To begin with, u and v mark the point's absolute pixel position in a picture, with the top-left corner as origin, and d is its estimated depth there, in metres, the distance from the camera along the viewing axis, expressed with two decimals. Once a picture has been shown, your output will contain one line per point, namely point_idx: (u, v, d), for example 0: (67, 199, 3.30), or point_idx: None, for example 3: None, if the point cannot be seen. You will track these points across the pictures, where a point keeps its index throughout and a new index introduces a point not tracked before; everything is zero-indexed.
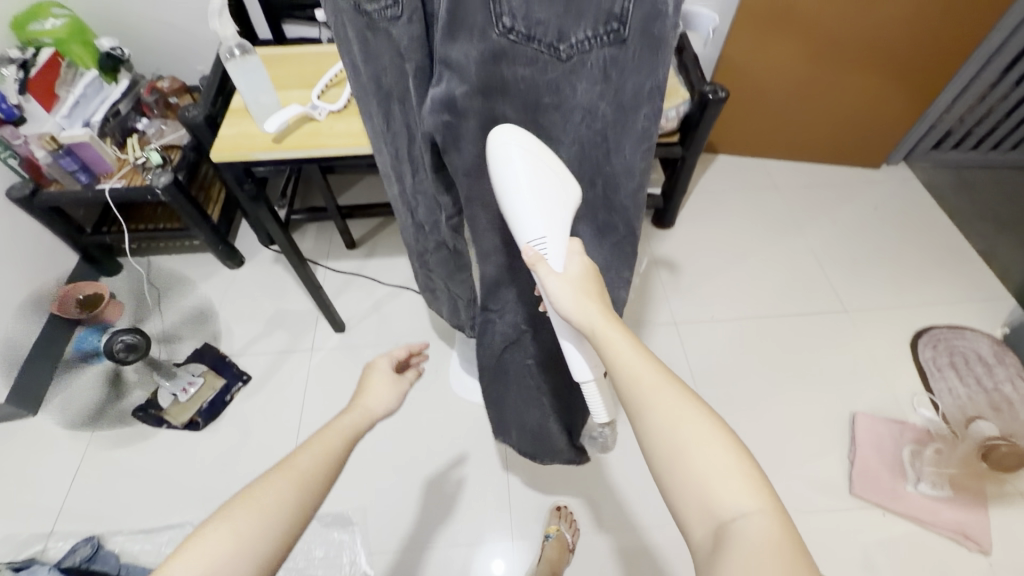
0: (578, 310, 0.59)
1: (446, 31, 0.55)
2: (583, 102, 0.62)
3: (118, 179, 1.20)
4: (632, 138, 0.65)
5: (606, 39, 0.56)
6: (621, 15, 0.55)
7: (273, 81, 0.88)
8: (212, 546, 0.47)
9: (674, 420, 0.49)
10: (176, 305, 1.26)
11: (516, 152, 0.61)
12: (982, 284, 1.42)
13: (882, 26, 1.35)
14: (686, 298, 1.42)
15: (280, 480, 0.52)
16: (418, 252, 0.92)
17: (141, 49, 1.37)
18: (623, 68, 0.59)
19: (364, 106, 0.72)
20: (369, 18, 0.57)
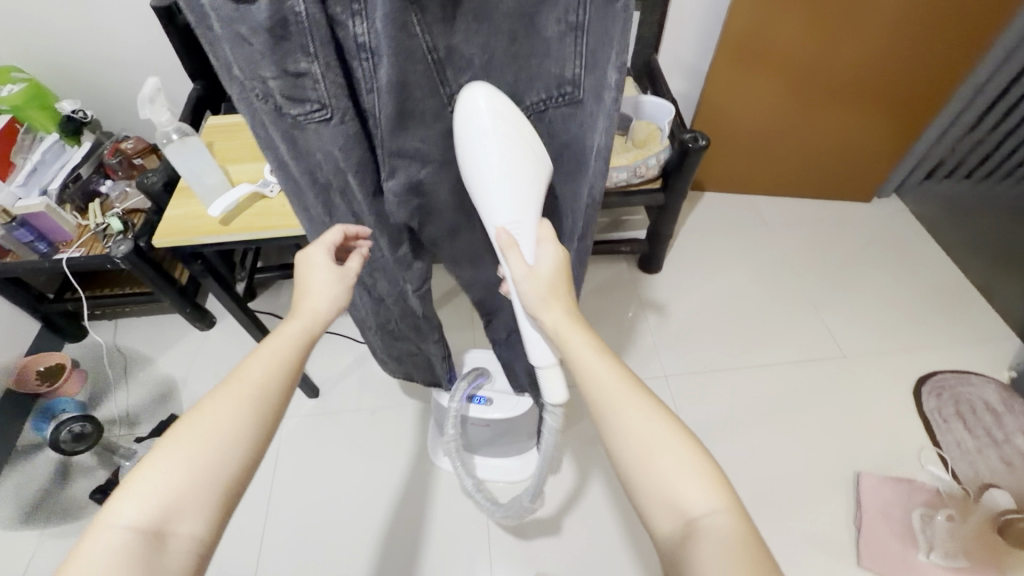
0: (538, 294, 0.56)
1: (391, 129, 0.50)
2: (548, 155, 0.61)
3: (77, 248, 1.15)
4: (587, 194, 0.61)
5: (561, 100, 0.54)
6: (574, 79, 0.52)
7: (220, 154, 0.84)
8: (169, 477, 0.46)
9: (640, 421, 0.49)
10: (145, 381, 1.25)
11: (487, 124, 0.50)
12: (983, 325, 1.37)
13: (864, 61, 1.31)
14: (677, 346, 1.36)
15: (229, 399, 0.50)
16: (380, 325, 0.85)
17: (107, 108, 1.33)
18: (579, 127, 0.56)
19: (297, 204, 0.64)
20: (292, 121, 0.50)
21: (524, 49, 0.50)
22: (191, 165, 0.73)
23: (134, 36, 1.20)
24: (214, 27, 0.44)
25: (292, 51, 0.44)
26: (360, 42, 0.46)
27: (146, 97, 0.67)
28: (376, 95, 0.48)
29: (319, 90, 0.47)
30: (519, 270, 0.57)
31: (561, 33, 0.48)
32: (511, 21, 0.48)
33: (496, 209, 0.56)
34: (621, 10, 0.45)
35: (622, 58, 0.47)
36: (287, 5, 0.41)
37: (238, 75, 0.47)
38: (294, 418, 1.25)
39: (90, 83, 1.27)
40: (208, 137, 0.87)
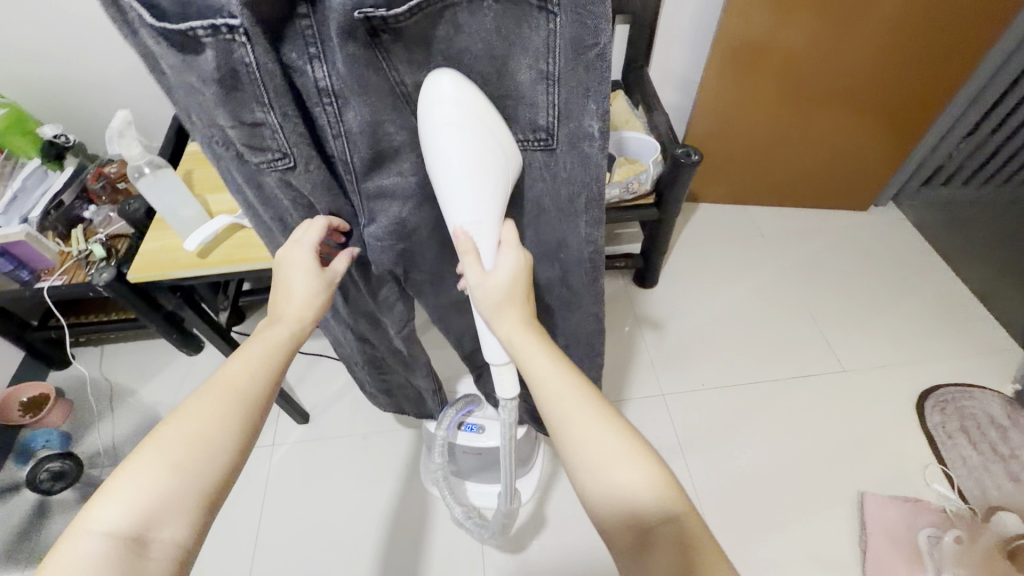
0: (491, 297, 0.52)
1: (363, 169, 0.49)
2: (531, 199, 0.57)
3: (59, 275, 1.13)
4: (576, 240, 0.57)
5: (534, 145, 0.51)
6: (547, 125, 0.49)
7: (197, 183, 0.83)
8: (151, 480, 0.44)
9: (591, 429, 0.48)
10: (130, 412, 1.22)
11: (454, 111, 0.44)
12: (984, 335, 1.35)
13: (853, 72, 1.31)
14: (673, 363, 1.33)
15: (213, 400, 0.48)
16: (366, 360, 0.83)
17: (90, 132, 1.31)
18: (558, 174, 0.52)
19: (269, 242, 0.63)
20: (255, 167, 0.49)
21: (496, 90, 0.47)
22: (168, 199, 0.73)
23: (117, 60, 1.18)
24: (169, 77, 0.43)
25: (246, 101, 0.42)
26: (321, 87, 0.44)
27: (116, 131, 0.66)
28: (342, 139, 0.47)
29: (280, 138, 0.45)
30: (475, 273, 0.51)
31: (533, 78, 0.46)
32: (481, 63, 0.45)
33: (457, 206, 0.49)
34: (596, 59, 0.41)
35: (602, 101, 0.44)
36: (236, 56, 0.39)
37: (199, 122, 0.47)
38: (283, 446, 1.22)
39: (73, 108, 1.25)
40: (187, 165, 0.85)
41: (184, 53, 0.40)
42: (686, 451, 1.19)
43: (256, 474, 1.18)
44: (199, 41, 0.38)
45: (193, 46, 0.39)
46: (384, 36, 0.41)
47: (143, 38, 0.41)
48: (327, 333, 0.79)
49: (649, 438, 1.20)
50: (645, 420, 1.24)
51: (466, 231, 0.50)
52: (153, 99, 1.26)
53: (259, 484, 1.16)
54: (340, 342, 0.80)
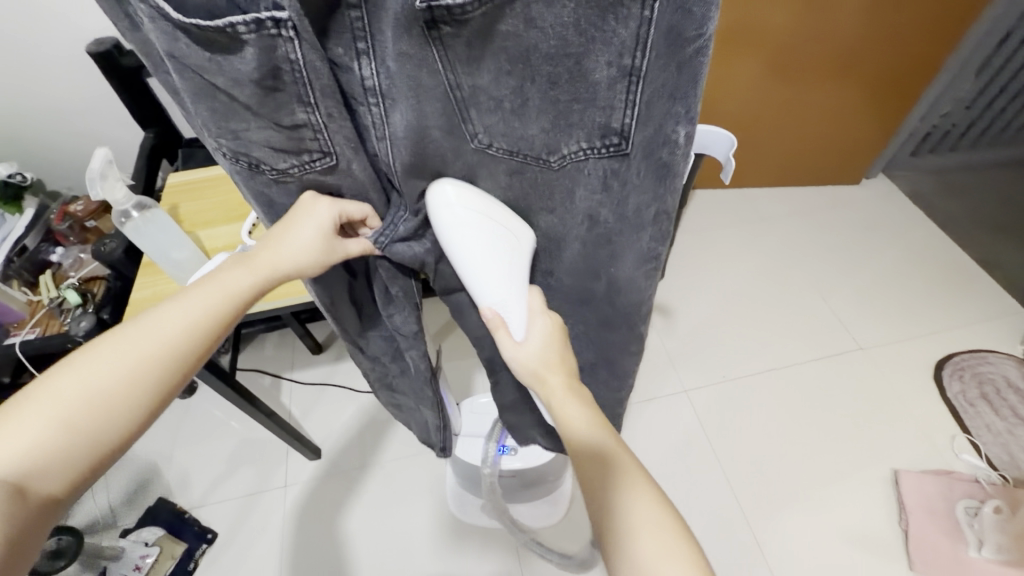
0: (529, 369, 0.50)
1: (404, 174, 0.44)
2: (582, 212, 0.48)
3: (31, 328, 1.01)
4: (633, 255, 0.49)
5: (604, 152, 0.42)
6: (622, 129, 0.40)
7: (182, 218, 0.74)
8: (42, 423, 0.37)
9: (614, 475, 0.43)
10: (121, 473, 1.13)
11: (456, 214, 0.45)
12: (989, 299, 1.37)
13: (849, 41, 1.28)
14: (692, 355, 1.30)
15: (133, 348, 0.40)
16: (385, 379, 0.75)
17: (43, 169, 1.19)
18: (626, 181, 0.43)
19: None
20: (283, 175, 0.43)
21: (565, 93, 0.38)
22: (159, 241, 0.66)
23: (73, 90, 1.07)
24: (184, 82, 0.35)
25: (286, 102, 0.37)
26: (368, 86, 0.39)
27: (96, 174, 0.60)
28: (388, 143, 0.43)
29: (323, 139, 0.40)
30: (509, 346, 0.50)
31: (612, 77, 0.37)
32: (551, 63, 0.37)
33: (483, 290, 0.49)
34: (694, 54, 0.33)
35: (692, 102, 0.35)
36: (278, 54, 0.34)
37: (215, 131, 0.39)
38: (296, 486, 1.11)
39: (28, 144, 1.14)
40: (170, 200, 0.77)
41: (212, 51, 0.33)
42: (717, 445, 1.16)
43: (270, 518, 1.08)
44: (239, 38, 0.32)
45: (230, 44, 0.32)
46: (445, 28, 0.35)
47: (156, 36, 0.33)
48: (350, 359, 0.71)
49: (678, 437, 1.17)
50: (673, 418, 1.20)
51: (495, 314, 0.50)
52: (114, 126, 1.15)
53: (275, 528, 1.06)
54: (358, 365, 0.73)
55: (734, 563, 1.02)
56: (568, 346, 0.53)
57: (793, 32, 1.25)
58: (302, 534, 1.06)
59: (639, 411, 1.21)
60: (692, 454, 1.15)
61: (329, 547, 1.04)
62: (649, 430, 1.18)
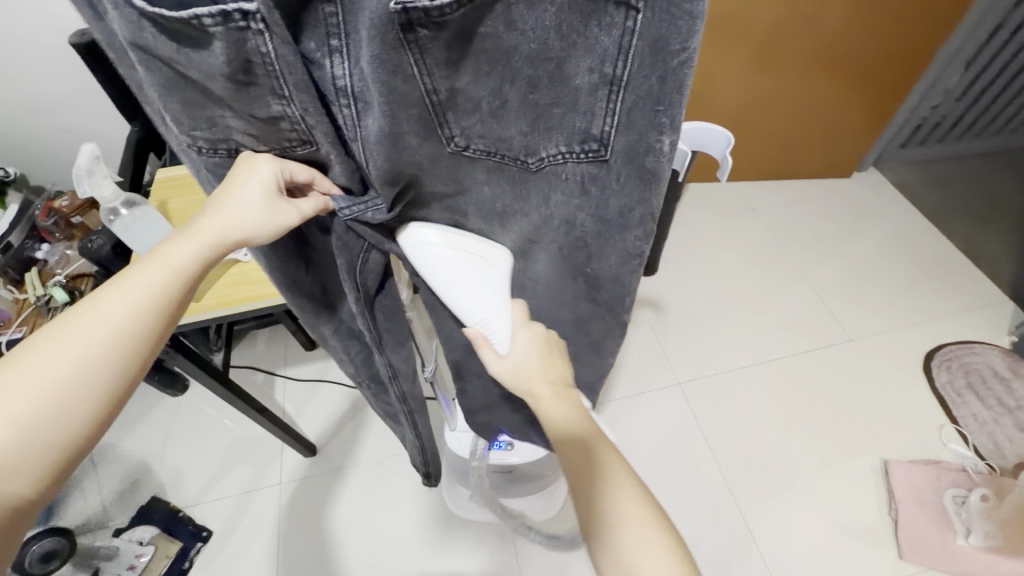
0: (516, 379, 0.50)
1: (380, 181, 0.40)
2: (560, 218, 0.46)
3: (16, 327, 0.99)
4: (616, 252, 0.47)
5: (583, 157, 0.41)
6: (602, 136, 0.39)
7: (171, 214, 0.73)
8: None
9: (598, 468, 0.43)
10: (112, 474, 1.11)
11: (433, 252, 0.47)
12: (976, 290, 1.39)
13: (842, 31, 1.27)
14: (686, 348, 1.31)
15: (83, 340, 0.37)
16: (371, 377, 0.71)
17: (28, 164, 1.17)
18: (605, 187, 0.42)
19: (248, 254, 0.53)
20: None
21: (545, 97, 0.37)
22: (146, 238, 0.64)
23: (57, 82, 1.04)
24: (150, 72, 0.34)
25: (261, 96, 0.34)
26: (340, 85, 0.36)
27: (83, 170, 0.58)
28: (360, 146, 0.39)
29: (300, 130, 0.38)
30: (494, 361, 0.50)
31: (593, 84, 0.36)
32: (531, 66, 0.35)
33: (463, 311, 0.50)
34: (678, 67, 0.33)
35: (676, 113, 0.35)
36: (248, 48, 0.31)
37: (190, 123, 0.38)
38: (291, 483, 1.11)
39: (11, 138, 1.11)
40: (158, 196, 0.75)
41: (182, 45, 0.31)
42: (711, 438, 1.17)
43: (265, 516, 1.07)
44: (206, 32, 0.30)
45: (197, 37, 0.30)
46: (422, 31, 0.32)
47: (121, 25, 0.32)
48: (334, 355, 0.67)
49: (673, 429, 1.18)
50: (667, 411, 1.21)
51: (478, 333, 0.50)
52: (101, 119, 1.12)
53: (270, 525, 1.06)
54: (344, 363, 0.68)
55: (729, 552, 1.03)
56: (559, 354, 0.53)
57: (779, 26, 1.24)
58: (296, 529, 1.06)
59: (634, 404, 1.22)
60: (687, 445, 1.16)
61: (322, 543, 1.04)
62: (644, 423, 1.19)
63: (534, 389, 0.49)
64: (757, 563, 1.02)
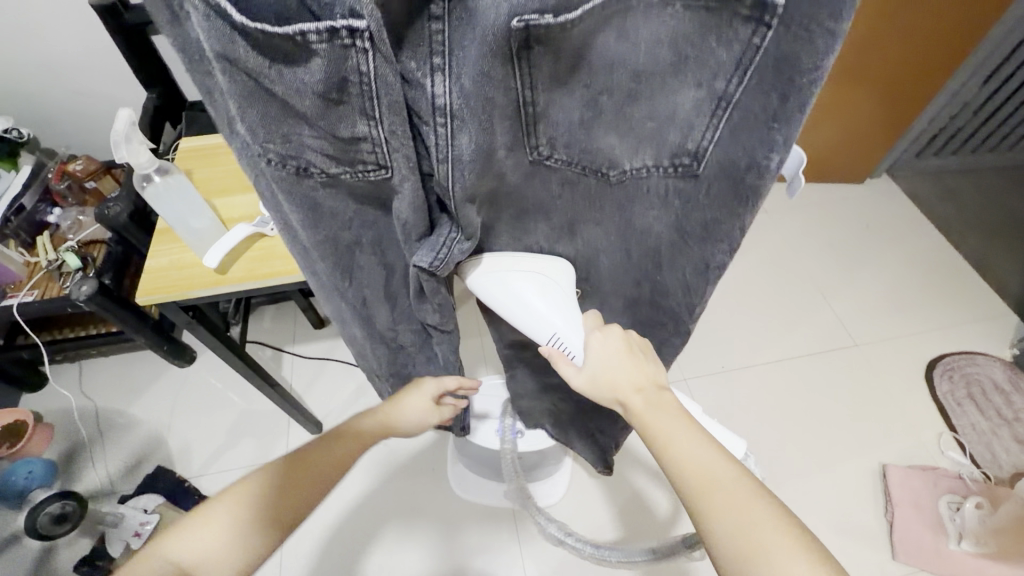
0: (600, 390, 0.47)
1: (461, 203, 0.39)
2: (641, 227, 0.48)
3: (29, 290, 1.01)
4: (691, 266, 0.51)
5: (671, 171, 0.42)
6: (697, 150, 0.40)
7: (199, 186, 0.72)
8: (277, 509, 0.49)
9: (740, 499, 0.39)
10: (122, 443, 1.12)
11: (498, 278, 0.49)
12: (982, 301, 1.40)
13: (873, 32, 1.28)
14: (694, 345, 1.32)
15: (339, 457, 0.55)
16: (392, 375, 0.73)
17: (43, 124, 1.14)
18: (690, 201, 0.44)
19: (303, 263, 0.53)
20: (332, 179, 0.40)
21: (642, 110, 0.38)
22: (175, 209, 0.63)
23: (79, 42, 1.02)
24: (231, 82, 0.33)
25: (348, 114, 0.34)
26: (437, 104, 0.33)
27: (121, 135, 0.58)
28: (447, 167, 0.36)
29: (380, 153, 0.36)
30: (572, 374, 0.49)
31: (700, 99, 0.37)
32: (637, 81, 0.36)
33: (533, 330, 0.49)
34: (804, 83, 0.35)
35: (789, 130, 0.38)
36: (349, 65, 0.31)
37: (263, 136, 0.36)
38: None
39: (29, 97, 1.09)
40: (186, 164, 0.74)
41: (276, 61, 0.31)
42: None
43: None
44: (309, 48, 0.30)
45: (297, 53, 0.30)
46: (537, 48, 0.32)
47: (207, 35, 0.30)
48: (352, 348, 0.69)
49: None
50: None
51: (552, 351, 0.49)
52: (121, 82, 1.10)
53: None
54: (366, 359, 0.70)
55: None
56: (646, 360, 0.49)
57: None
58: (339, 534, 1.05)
59: None
60: None
61: (362, 547, 1.03)
62: None
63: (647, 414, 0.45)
64: None
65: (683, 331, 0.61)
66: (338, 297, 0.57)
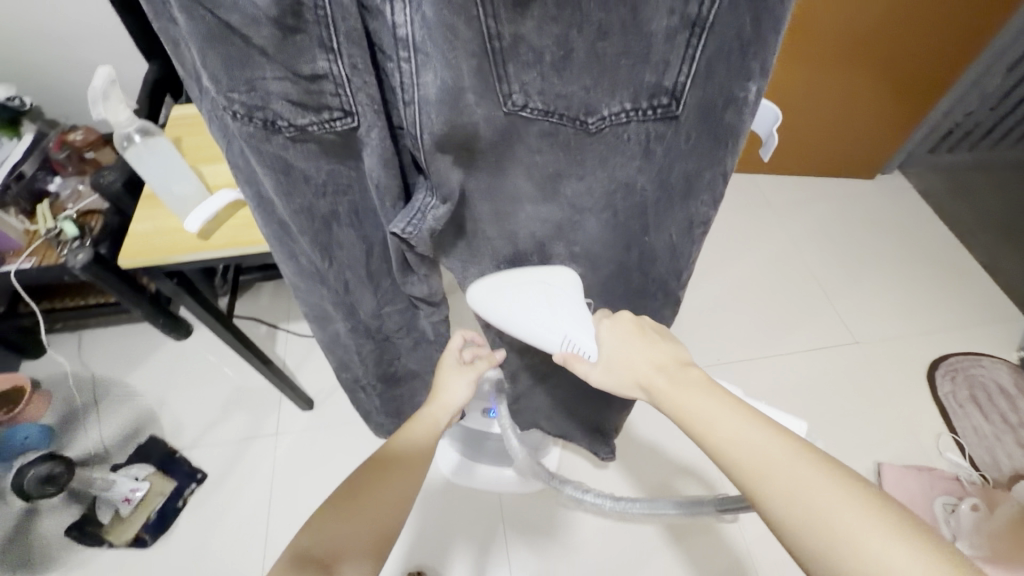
0: (616, 375, 0.46)
1: (431, 149, 0.38)
2: (620, 181, 0.47)
3: (27, 257, 1.01)
4: (677, 223, 0.50)
5: (650, 114, 0.41)
6: (674, 89, 0.39)
7: (186, 153, 0.72)
8: (344, 534, 0.46)
9: (801, 482, 0.35)
10: (119, 412, 1.14)
11: (488, 294, 0.53)
12: (991, 302, 1.36)
13: (882, 22, 1.23)
14: (690, 335, 1.31)
15: (393, 466, 0.53)
16: (380, 376, 0.75)
17: (47, 95, 1.15)
18: (671, 146, 0.44)
19: (281, 252, 0.51)
20: (301, 133, 0.39)
21: (615, 47, 0.36)
22: (159, 171, 0.64)
23: (81, 12, 1.03)
24: (191, 23, 0.32)
25: (308, 46, 0.34)
26: (400, 35, 0.33)
27: (98, 94, 0.56)
28: (415, 109, 0.36)
29: (344, 95, 0.37)
30: (587, 372, 0.48)
31: (673, 28, 0.36)
32: (605, 10, 0.35)
33: (539, 338, 0.51)
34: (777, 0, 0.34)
35: (767, 56, 0.36)
36: None
37: (227, 84, 0.35)
38: (286, 435, 1.11)
39: (33, 67, 1.10)
40: (174, 132, 0.74)
41: None
42: None
43: (260, 464, 1.09)
44: None
45: None
46: None
47: None
48: (334, 355, 0.68)
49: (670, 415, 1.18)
50: None
51: (565, 352, 0.50)
52: (122, 55, 1.10)
53: (265, 474, 1.07)
54: (349, 364, 0.70)
55: (713, 537, 1.03)
56: (650, 337, 0.47)
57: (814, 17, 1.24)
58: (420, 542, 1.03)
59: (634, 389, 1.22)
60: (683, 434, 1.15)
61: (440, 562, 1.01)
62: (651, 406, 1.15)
63: (687, 413, 0.41)
64: (737, 549, 1.02)
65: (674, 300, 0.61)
66: (318, 286, 0.55)
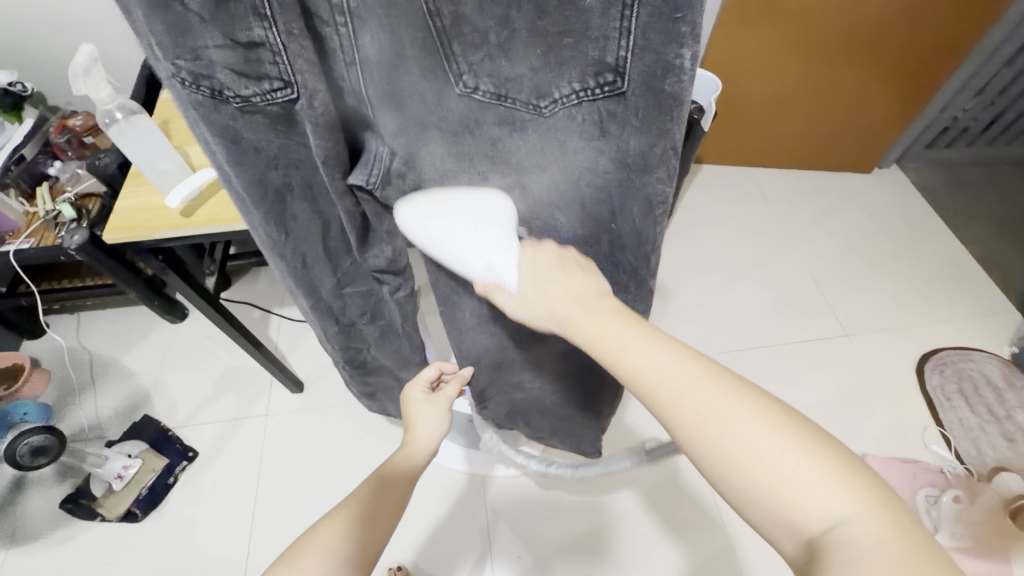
0: (534, 310, 0.46)
1: (378, 102, 0.44)
2: (581, 168, 0.48)
3: (26, 238, 1.03)
4: (639, 204, 0.50)
5: (598, 93, 0.42)
6: (616, 64, 0.40)
7: (171, 135, 0.73)
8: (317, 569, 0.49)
9: (700, 399, 0.37)
10: (114, 391, 1.17)
11: (412, 215, 0.50)
12: (985, 297, 1.35)
13: (876, 16, 1.22)
14: (679, 325, 1.31)
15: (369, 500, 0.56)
16: (352, 359, 0.75)
17: (49, 82, 1.18)
18: (626, 125, 0.44)
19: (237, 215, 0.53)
20: (247, 104, 0.41)
21: (553, 23, 0.39)
22: (141, 148, 0.66)
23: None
24: None
25: (241, 13, 0.35)
26: (334, 2, 0.38)
27: (80, 70, 0.60)
28: (357, 69, 0.42)
29: (282, 63, 0.38)
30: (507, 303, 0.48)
31: (606, 2, 0.37)
32: None
33: (467, 270, 0.49)
34: None
35: (695, 18, 0.36)
36: None
37: (171, 50, 0.36)
38: (276, 415, 1.14)
39: (35, 53, 1.13)
40: (162, 115, 0.76)
41: None
42: None
43: (250, 444, 1.11)
44: None
45: None
46: None
47: None
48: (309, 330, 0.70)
49: None
50: None
51: (486, 282, 0.48)
52: (120, 42, 1.13)
53: (254, 454, 1.09)
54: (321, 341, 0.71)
55: (692, 523, 1.04)
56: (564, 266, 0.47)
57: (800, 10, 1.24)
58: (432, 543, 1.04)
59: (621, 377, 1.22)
60: None
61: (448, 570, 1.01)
62: None
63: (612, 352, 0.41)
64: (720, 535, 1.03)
65: (645, 293, 0.59)
66: (276, 256, 0.56)
